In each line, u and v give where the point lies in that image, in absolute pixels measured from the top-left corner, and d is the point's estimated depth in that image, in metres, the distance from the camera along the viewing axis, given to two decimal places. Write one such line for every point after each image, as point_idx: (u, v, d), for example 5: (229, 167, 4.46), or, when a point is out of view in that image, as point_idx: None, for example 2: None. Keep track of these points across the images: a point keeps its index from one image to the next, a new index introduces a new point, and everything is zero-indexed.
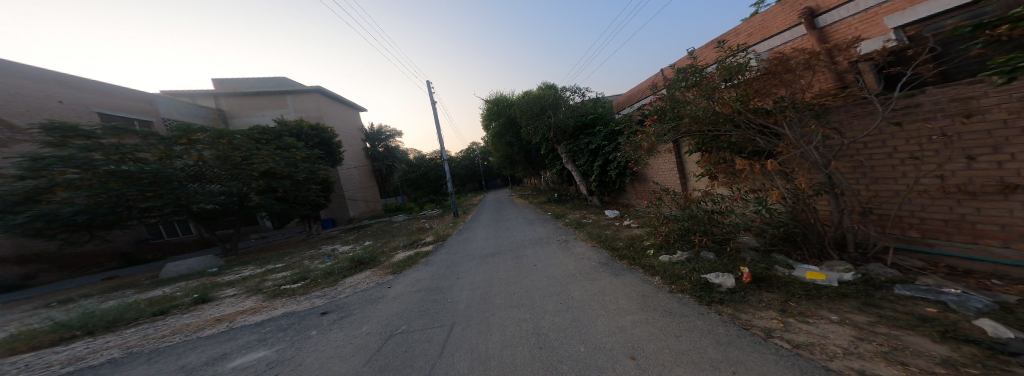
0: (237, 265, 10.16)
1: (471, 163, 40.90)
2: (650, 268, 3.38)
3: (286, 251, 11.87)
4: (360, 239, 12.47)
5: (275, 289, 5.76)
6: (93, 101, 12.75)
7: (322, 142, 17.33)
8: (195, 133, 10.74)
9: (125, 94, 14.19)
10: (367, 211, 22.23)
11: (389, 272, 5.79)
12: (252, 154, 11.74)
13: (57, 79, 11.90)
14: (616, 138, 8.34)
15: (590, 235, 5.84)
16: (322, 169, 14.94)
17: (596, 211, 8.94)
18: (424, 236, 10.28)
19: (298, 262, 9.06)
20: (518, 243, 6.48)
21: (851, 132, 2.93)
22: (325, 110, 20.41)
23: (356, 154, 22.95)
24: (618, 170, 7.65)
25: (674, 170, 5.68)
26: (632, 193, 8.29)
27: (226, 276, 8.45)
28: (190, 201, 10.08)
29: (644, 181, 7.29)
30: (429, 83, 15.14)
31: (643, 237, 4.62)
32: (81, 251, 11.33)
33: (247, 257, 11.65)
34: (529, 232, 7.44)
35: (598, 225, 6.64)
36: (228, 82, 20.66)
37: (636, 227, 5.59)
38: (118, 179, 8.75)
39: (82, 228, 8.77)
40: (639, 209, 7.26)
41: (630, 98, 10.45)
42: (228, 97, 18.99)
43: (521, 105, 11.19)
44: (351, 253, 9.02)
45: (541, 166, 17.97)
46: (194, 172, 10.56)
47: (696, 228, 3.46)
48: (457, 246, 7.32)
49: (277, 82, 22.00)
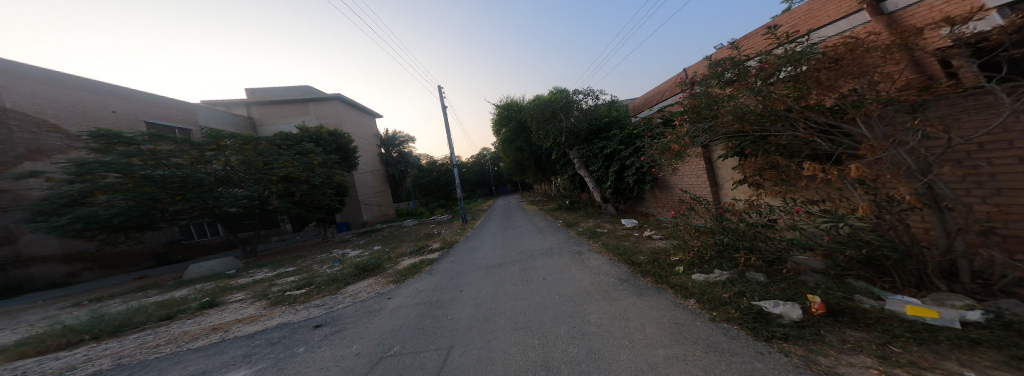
0: (253, 267, 10.26)
1: (483, 168, 41.10)
2: (681, 288, 2.89)
3: (300, 254, 11.99)
4: (370, 244, 12.44)
5: (279, 296, 5.60)
6: (142, 111, 13.61)
7: (339, 148, 17.71)
8: (223, 140, 11.14)
9: (172, 104, 15.14)
10: (380, 215, 22.49)
11: (392, 281, 5.52)
12: (274, 158, 12.00)
13: (113, 92, 12.82)
14: (633, 141, 7.80)
15: (607, 247, 5.32)
16: (337, 174, 15.15)
17: (612, 219, 8.37)
18: (431, 242, 10.03)
19: (308, 266, 9.01)
20: (527, 253, 6.06)
21: (960, 130, 2.37)
22: (343, 117, 20.98)
23: (371, 159, 23.38)
24: (637, 176, 7.12)
25: (703, 177, 5.14)
26: (652, 201, 7.67)
27: (241, 278, 8.46)
28: (216, 203, 10.34)
29: (667, 189, 6.70)
30: (441, 88, 15.14)
31: (668, 251, 4.11)
32: (117, 250, 11.94)
33: (263, 259, 11.82)
34: (539, 241, 6.99)
35: (615, 236, 6.08)
36: (259, 91, 21.73)
37: (659, 239, 5.05)
38: (151, 182, 9.11)
39: (117, 229, 9.10)
40: (662, 219, 6.63)
41: (649, 101, 9.95)
42: (258, 105, 19.92)
43: (533, 109, 10.90)
44: (358, 259, 8.88)
45: (552, 172, 17.50)
46: (220, 176, 10.94)
47: (741, 244, 2.97)
48: (464, 254, 7.00)
49: (301, 90, 22.95)
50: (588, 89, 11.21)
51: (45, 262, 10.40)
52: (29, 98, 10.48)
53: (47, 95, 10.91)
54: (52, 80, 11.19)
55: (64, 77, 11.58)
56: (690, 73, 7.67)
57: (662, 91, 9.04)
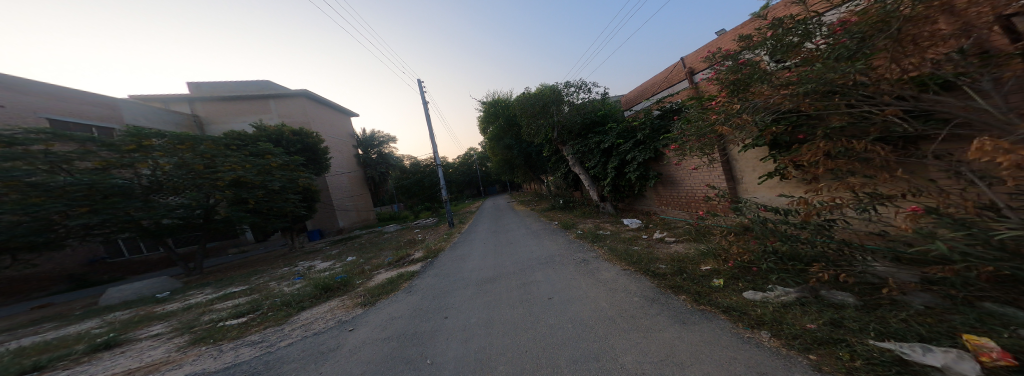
0: (195, 287, 8.64)
1: (468, 168, 39.93)
2: (738, 311, 2.18)
3: (257, 269, 10.39)
4: (343, 254, 11.04)
5: (210, 327, 4.40)
6: (42, 106, 11.36)
7: (306, 148, 15.98)
8: (148, 139, 9.47)
9: (86, 98, 12.85)
10: (358, 220, 20.80)
11: (358, 303, 4.53)
12: (219, 160, 10.46)
13: (8, 83, 10.66)
14: (631, 135, 7.23)
15: (616, 253, 4.60)
16: (303, 176, 13.55)
17: (612, 220, 7.78)
18: (414, 250, 8.91)
19: (262, 284, 7.64)
20: (522, 263, 5.26)
21: None
22: (311, 115, 19.15)
23: (346, 160, 21.60)
24: (639, 172, 6.56)
25: (721, 174, 4.52)
26: (654, 199, 7.14)
27: (171, 304, 6.95)
28: (140, 214, 8.83)
29: (673, 186, 6.12)
30: (421, 82, 14.02)
31: (696, 258, 3.43)
32: (21, 272, 9.83)
33: (212, 276, 10.08)
34: (536, 248, 6.19)
35: (624, 239, 5.39)
36: (204, 85, 19.29)
37: (676, 242, 4.38)
38: (42, 193, 7.43)
39: (3, 251, 7.53)
40: (673, 219, 6.02)
41: (643, 94, 9.49)
42: (203, 102, 17.77)
43: (521, 102, 10.17)
44: (327, 273, 7.73)
45: (542, 171, 16.74)
46: (154, 182, 9.51)
47: (808, 253, 2.33)
48: (452, 265, 6.09)
49: (260, 85, 20.80)
50: (580, 82, 10.59)
51: None
52: None
53: None
54: None
55: None
56: (690, 63, 7.22)
57: (658, 83, 8.58)
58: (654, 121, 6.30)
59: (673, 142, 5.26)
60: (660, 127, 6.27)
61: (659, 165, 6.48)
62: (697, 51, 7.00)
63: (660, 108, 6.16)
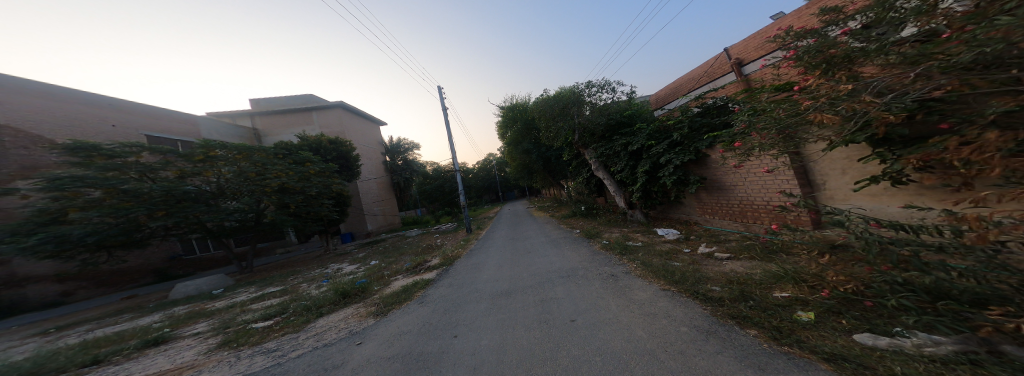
0: (243, 284, 9.23)
1: (488, 173, 40.40)
2: (860, 363, 1.50)
3: (296, 269, 11.00)
4: (370, 257, 11.36)
5: (239, 330, 4.47)
6: (143, 125, 13.28)
7: (340, 156, 16.95)
8: (215, 149, 10.30)
9: (173, 117, 14.75)
10: (385, 224, 21.66)
11: (373, 313, 4.37)
12: (268, 168, 11.22)
13: (116, 106, 12.55)
14: (665, 135, 6.42)
15: (650, 269, 3.93)
16: (337, 183, 14.29)
17: (642, 229, 6.94)
18: (432, 256, 8.79)
19: (295, 285, 7.96)
20: (540, 275, 4.79)
21: None
22: (347, 125, 20.41)
23: (375, 167, 22.66)
24: (675, 177, 5.65)
25: (791, 179, 3.65)
26: (693, 206, 6.22)
27: (220, 300, 7.45)
28: (204, 216, 9.57)
29: (720, 192, 5.22)
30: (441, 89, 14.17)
31: (763, 281, 2.69)
32: (117, 266, 11.29)
33: (258, 275, 10.79)
34: (556, 259, 5.67)
35: (663, 251, 4.63)
36: (262, 101, 21.54)
37: (730, 260, 3.56)
38: (130, 197, 8.31)
39: (99, 247, 8.38)
40: (721, 230, 5.10)
41: (677, 91, 8.53)
42: (261, 116, 19.69)
43: (540, 104, 9.72)
44: (350, 278, 7.88)
45: (562, 176, 16.09)
46: (219, 188, 10.33)
47: (961, 291, 1.59)
48: (467, 274, 5.78)
49: (304, 99, 22.66)
50: (605, 81, 9.88)
51: (37, 283, 9.71)
52: (21, 113, 9.93)
53: (45, 109, 10.49)
54: (48, 95, 10.73)
55: (63, 91, 11.18)
56: (735, 54, 6.27)
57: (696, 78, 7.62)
58: (694, 119, 5.51)
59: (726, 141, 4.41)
60: (702, 125, 5.44)
61: (702, 168, 5.57)
62: (745, 39, 6.05)
63: (701, 104, 5.41)
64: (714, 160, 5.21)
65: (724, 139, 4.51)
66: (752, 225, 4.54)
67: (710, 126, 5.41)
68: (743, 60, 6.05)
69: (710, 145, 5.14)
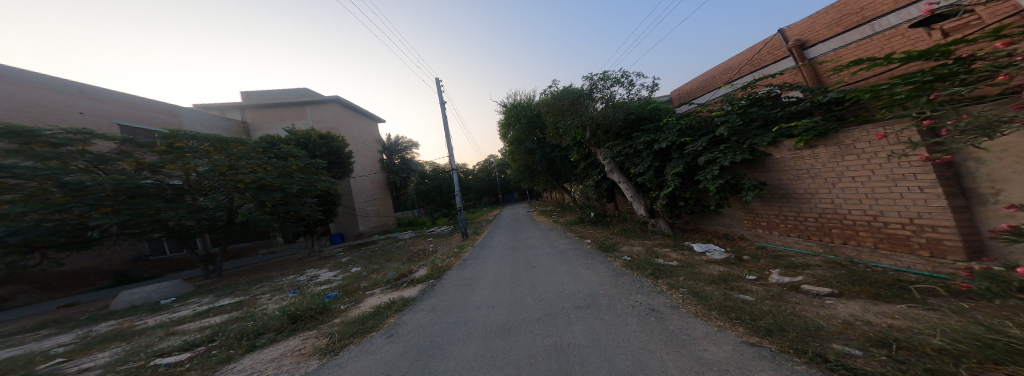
0: (200, 293, 7.98)
1: (488, 175, 39.71)
2: None
3: (268, 274, 9.81)
4: (352, 263, 10.17)
5: (135, 370, 3.24)
6: (116, 113, 12.03)
7: (330, 152, 15.83)
8: (182, 140, 9.08)
9: (152, 107, 13.53)
10: (379, 225, 20.58)
11: (318, 351, 3.18)
12: (243, 162, 9.96)
13: (88, 93, 11.33)
14: (703, 132, 5.45)
15: (712, 305, 2.76)
16: (322, 180, 13.00)
17: (669, 243, 5.78)
18: (419, 266, 7.61)
19: (255, 297, 6.78)
20: (548, 303, 3.67)
21: None
22: (342, 121, 19.34)
23: (370, 164, 21.57)
24: (717, 181, 4.53)
25: (925, 184, 2.55)
26: (737, 217, 5.11)
27: (159, 315, 6.21)
28: (161, 214, 8.27)
29: (784, 201, 4.11)
30: (441, 82, 13.11)
31: (958, 355, 1.54)
32: (70, 267, 10.09)
33: (225, 280, 9.57)
34: (568, 280, 4.50)
35: (714, 277, 3.43)
36: (253, 93, 20.52)
37: (837, 298, 2.41)
38: (68, 191, 7.00)
39: (31, 249, 7.10)
40: (787, 251, 3.94)
41: (711, 82, 7.60)
42: (252, 109, 18.59)
43: (549, 97, 8.78)
44: (321, 290, 6.75)
45: (567, 179, 15.03)
46: (191, 183, 9.17)
47: None
48: (456, 296, 4.62)
49: (299, 92, 21.64)
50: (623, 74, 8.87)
51: None
52: None
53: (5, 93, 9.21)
54: (6, 76, 9.39)
55: (29, 72, 9.92)
56: (796, 35, 5.31)
57: (741, 64, 6.66)
58: (744, 111, 4.57)
59: (808, 136, 3.41)
60: (760, 117, 4.42)
61: (757, 170, 4.45)
62: (809, 17, 5.05)
63: (750, 94, 4.54)
64: (776, 160, 4.12)
65: (804, 134, 3.51)
66: (838, 247, 3.41)
67: (768, 119, 4.41)
68: (809, 42, 5.06)
69: (772, 142, 4.03)
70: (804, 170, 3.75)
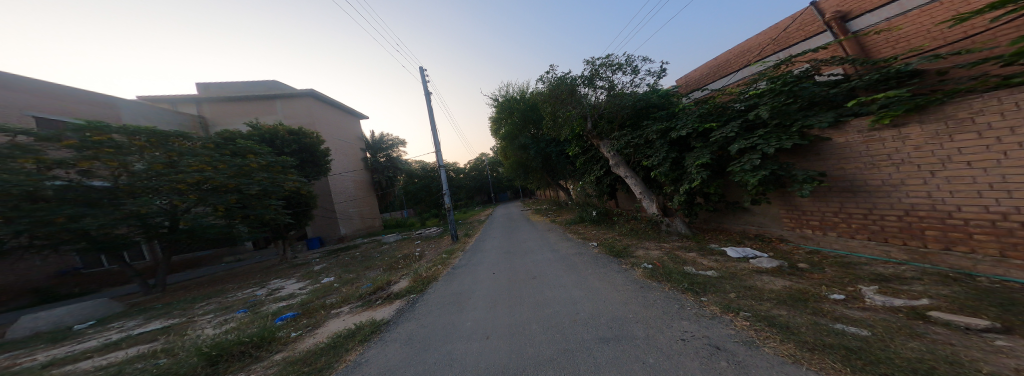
0: (127, 315, 6.60)
1: (480, 174, 38.71)
2: None
3: (222, 287, 8.47)
4: (324, 272, 8.94)
5: None
6: (30, 103, 10.13)
7: (302, 149, 14.41)
8: (106, 134, 7.61)
9: (81, 97, 11.59)
10: (362, 228, 19.22)
11: None
12: (186, 159, 8.55)
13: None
14: (728, 119, 4.73)
15: (800, 341, 1.91)
16: (291, 179, 11.60)
17: (690, 246, 5.00)
18: (401, 276, 6.54)
19: (190, 320, 5.54)
20: (564, 335, 2.72)
21: None
22: (318, 116, 17.89)
23: (351, 162, 20.12)
24: (754, 172, 3.77)
25: None
26: (776, 217, 4.51)
27: (55, 348, 4.86)
28: (76, 223, 6.72)
29: (846, 196, 3.51)
30: (424, 71, 12.03)
31: None
32: None
33: (169, 296, 8.17)
34: (582, 297, 3.62)
35: (779, 296, 2.58)
36: (213, 86, 18.68)
37: (1005, 337, 1.58)
38: None
39: None
40: (856, 257, 3.30)
41: (724, 67, 7.19)
42: (212, 103, 16.87)
43: (544, 86, 7.96)
44: (276, 308, 5.63)
45: (563, 176, 14.22)
46: (121, 185, 7.73)
47: None
48: (441, 321, 3.61)
49: (268, 85, 19.94)
50: (624, 60, 8.12)
51: None
52: None
53: None
54: None
55: None
56: (835, 6, 4.92)
57: (762, 45, 6.25)
58: (785, 90, 3.86)
59: (899, 112, 2.75)
60: (811, 97, 3.67)
61: (808, 160, 3.80)
62: None
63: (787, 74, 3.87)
64: (839, 145, 3.44)
65: (892, 111, 2.86)
66: (933, 254, 2.81)
67: (820, 99, 3.68)
68: (852, 14, 4.63)
69: (833, 123, 3.34)
70: (882, 156, 3.10)
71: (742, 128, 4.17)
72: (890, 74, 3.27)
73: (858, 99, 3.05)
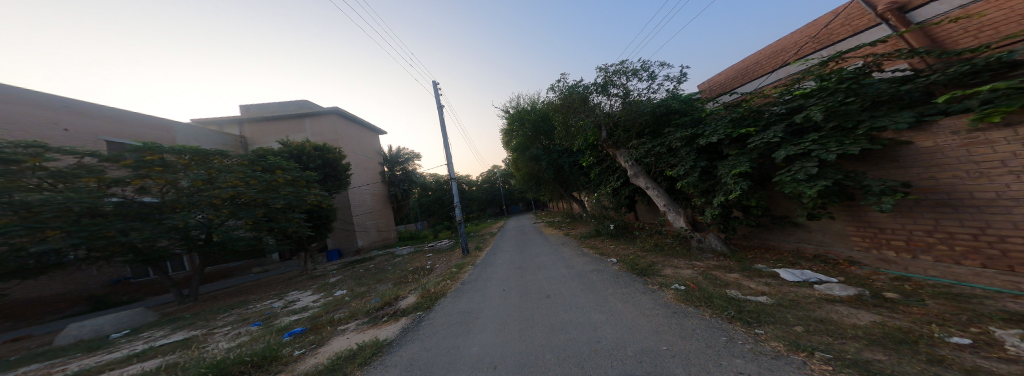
0: (159, 325, 6.82)
1: (494, 186, 39.19)
2: None
3: (245, 299, 8.69)
4: (338, 285, 8.97)
5: None
6: (103, 129, 11.29)
7: (326, 164, 15.07)
8: (156, 153, 8.16)
9: (143, 122, 12.84)
10: (377, 240, 19.55)
11: None
12: (222, 175, 9.03)
13: (75, 108, 10.68)
14: (765, 122, 4.18)
15: None
16: (313, 194, 12.01)
17: (729, 265, 4.34)
18: (409, 291, 6.32)
19: (207, 334, 5.53)
20: (586, 369, 2.28)
21: None
22: (342, 133, 18.81)
23: (369, 176, 20.83)
24: (808, 181, 3.19)
25: None
26: (837, 233, 3.79)
27: (88, 358, 4.96)
28: (124, 236, 7.13)
29: (941, 213, 2.77)
30: (438, 86, 12.27)
31: None
32: (37, 293, 9.17)
33: (197, 307, 8.46)
34: (604, 323, 3.16)
35: (874, 338, 2.01)
36: (253, 107, 20.39)
37: None
38: (5, 211, 5.90)
39: None
40: (961, 287, 2.55)
41: (753, 69, 6.54)
42: (250, 123, 18.26)
43: (555, 96, 7.70)
44: (287, 322, 5.55)
45: (576, 188, 13.75)
46: (167, 201, 8.25)
47: None
48: (445, 344, 3.27)
49: (299, 105, 21.40)
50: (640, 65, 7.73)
51: None
52: None
53: None
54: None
55: (14, 90, 9.34)
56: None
57: (799, 43, 5.59)
58: (836, 88, 3.31)
59: (1016, 106, 2.13)
60: (877, 95, 3.09)
61: (879, 167, 3.13)
62: None
63: (840, 70, 3.31)
64: (926, 149, 2.78)
65: (997, 106, 2.27)
66: None
67: (888, 97, 3.08)
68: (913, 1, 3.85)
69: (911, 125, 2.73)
70: (993, 163, 2.41)
71: (784, 132, 3.62)
72: (989, 64, 2.62)
73: (948, 93, 2.46)
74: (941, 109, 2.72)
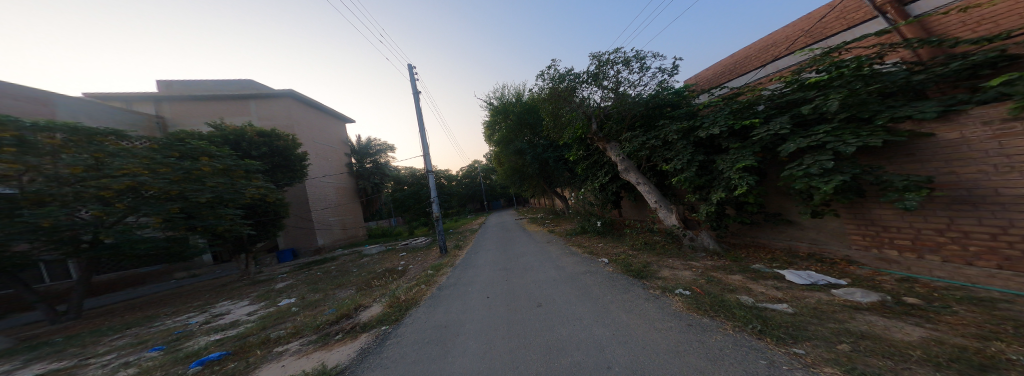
0: (8, 356, 5.04)
1: (473, 181, 38.19)
2: None
3: (154, 314, 6.95)
4: (286, 292, 7.60)
5: None
6: None
7: (274, 152, 13.04)
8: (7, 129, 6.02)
9: (7, 88, 9.36)
10: (343, 238, 17.75)
11: None
12: (117, 161, 7.02)
13: None
14: (768, 114, 4.00)
15: None
16: (254, 186, 10.12)
17: (729, 265, 4.11)
18: (374, 299, 5.39)
19: (76, 367, 4.10)
20: None
21: None
22: (296, 118, 16.52)
23: (333, 167, 18.76)
24: (823, 175, 3.00)
25: None
26: (839, 230, 3.72)
27: None
28: None
29: (955, 209, 2.70)
30: (413, 68, 11.06)
31: None
32: None
33: (78, 327, 6.56)
34: (614, 341, 2.63)
35: (942, 364, 1.66)
36: (176, 84, 17.05)
37: None
38: None
39: None
40: (979, 290, 2.44)
41: (744, 64, 6.54)
42: (173, 101, 15.21)
43: (543, 84, 7.15)
44: (199, 347, 4.29)
45: (559, 184, 13.43)
46: (27, 192, 6.16)
47: None
48: (415, 374, 2.50)
49: (242, 85, 18.44)
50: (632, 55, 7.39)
51: None
52: None
53: None
54: None
55: None
56: None
57: (793, 39, 5.61)
58: (847, 79, 3.17)
59: None
60: (890, 85, 3.06)
61: (895, 163, 3.06)
62: None
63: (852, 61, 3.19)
64: (948, 144, 2.69)
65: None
66: None
67: (897, 89, 3.09)
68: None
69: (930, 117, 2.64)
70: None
71: (791, 125, 3.44)
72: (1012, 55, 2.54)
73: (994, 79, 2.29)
74: (962, 101, 2.65)
